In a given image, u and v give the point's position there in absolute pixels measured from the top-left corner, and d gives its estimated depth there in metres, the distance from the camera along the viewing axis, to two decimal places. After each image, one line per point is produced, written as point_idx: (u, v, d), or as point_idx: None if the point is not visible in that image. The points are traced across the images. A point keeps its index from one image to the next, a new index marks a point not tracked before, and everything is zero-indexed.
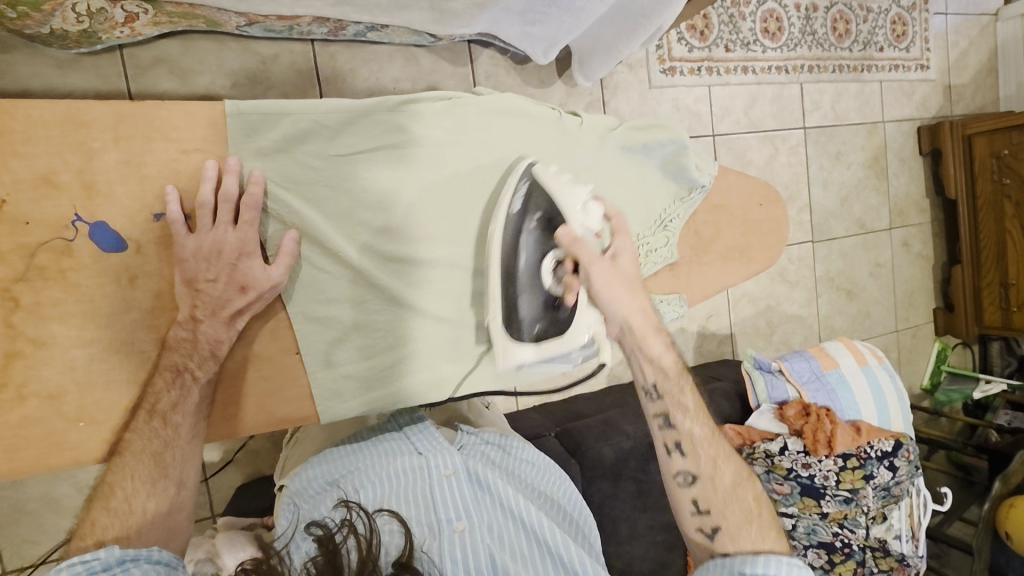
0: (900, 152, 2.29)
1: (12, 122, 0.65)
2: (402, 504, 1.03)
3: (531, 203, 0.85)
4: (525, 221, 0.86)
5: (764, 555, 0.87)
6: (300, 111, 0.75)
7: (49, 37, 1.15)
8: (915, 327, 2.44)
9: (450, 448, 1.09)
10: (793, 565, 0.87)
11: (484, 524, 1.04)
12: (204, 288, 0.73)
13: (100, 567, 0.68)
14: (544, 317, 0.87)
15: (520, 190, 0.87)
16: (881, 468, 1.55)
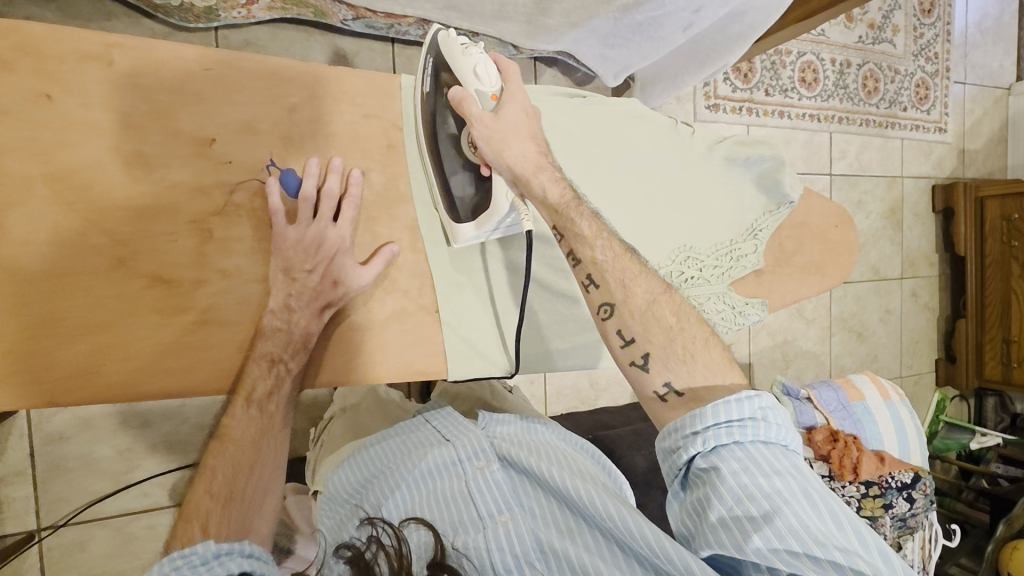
0: (915, 207, 2.42)
1: (231, 66, 0.66)
2: (436, 512, 0.81)
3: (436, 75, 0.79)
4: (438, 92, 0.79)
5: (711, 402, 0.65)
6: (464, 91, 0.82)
7: (172, 10, 1.19)
8: (918, 375, 2.54)
9: (476, 431, 0.90)
10: (754, 400, 0.65)
11: (533, 513, 0.79)
12: (300, 279, 0.69)
13: (197, 562, 0.61)
14: (474, 185, 0.80)
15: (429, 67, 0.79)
16: (901, 499, 1.61)
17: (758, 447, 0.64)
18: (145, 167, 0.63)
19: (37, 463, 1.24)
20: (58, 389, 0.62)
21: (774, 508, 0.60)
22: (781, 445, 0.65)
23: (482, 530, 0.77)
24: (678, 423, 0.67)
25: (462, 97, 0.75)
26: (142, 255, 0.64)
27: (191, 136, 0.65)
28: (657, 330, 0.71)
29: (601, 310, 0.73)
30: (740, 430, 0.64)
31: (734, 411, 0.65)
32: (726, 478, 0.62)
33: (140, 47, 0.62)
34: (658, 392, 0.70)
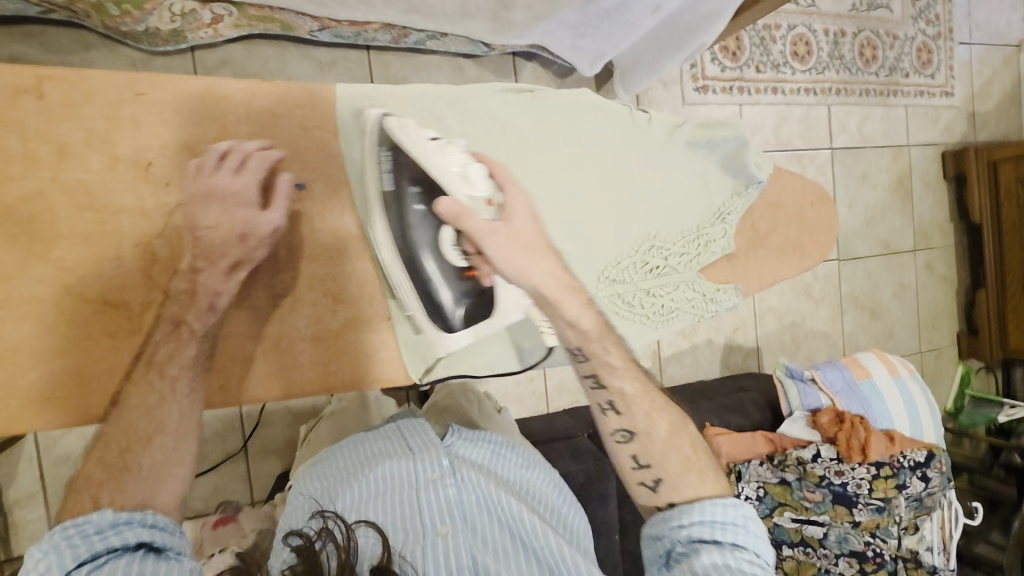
0: (924, 176, 2.34)
1: (164, 89, 0.66)
2: (385, 513, 0.83)
3: (401, 173, 0.73)
4: (399, 188, 0.74)
5: (700, 504, 0.78)
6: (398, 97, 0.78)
7: (141, 36, 1.19)
8: (938, 350, 2.45)
9: (439, 446, 0.91)
10: (730, 507, 0.78)
11: (476, 533, 0.83)
12: (203, 235, 0.65)
13: (92, 532, 0.59)
14: (472, 295, 0.78)
15: (383, 158, 0.74)
16: (914, 478, 1.56)
17: (735, 546, 0.76)
18: (86, 195, 0.64)
19: (46, 485, 1.27)
20: (18, 417, 0.63)
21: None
22: (751, 551, 0.77)
23: (423, 542, 0.81)
24: (668, 515, 0.80)
25: (457, 212, 0.70)
26: (89, 282, 0.65)
27: (129, 161, 0.65)
28: (669, 456, 0.82)
29: (621, 436, 0.82)
30: (722, 530, 0.77)
31: (720, 513, 0.78)
32: (702, 560, 0.74)
33: (72, 77, 0.63)
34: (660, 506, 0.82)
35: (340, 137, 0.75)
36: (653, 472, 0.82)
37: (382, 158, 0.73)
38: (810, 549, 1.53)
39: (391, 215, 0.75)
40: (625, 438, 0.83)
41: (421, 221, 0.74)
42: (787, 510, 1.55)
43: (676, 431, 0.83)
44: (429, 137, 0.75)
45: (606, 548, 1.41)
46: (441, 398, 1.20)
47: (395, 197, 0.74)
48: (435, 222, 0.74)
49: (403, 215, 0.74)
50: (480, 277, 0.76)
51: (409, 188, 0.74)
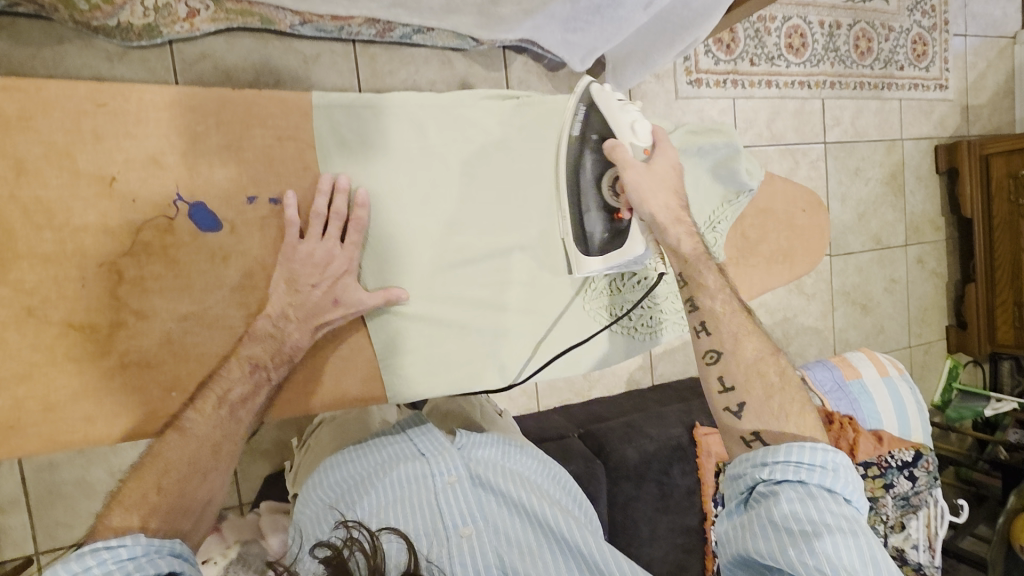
0: (917, 170, 2.32)
1: (126, 101, 0.63)
2: (406, 515, 0.82)
3: (590, 124, 0.88)
4: (585, 139, 0.88)
5: (788, 443, 0.77)
6: (378, 106, 0.76)
7: (114, 30, 1.14)
8: (928, 343, 2.45)
9: (451, 448, 0.90)
10: (823, 451, 0.76)
11: (499, 531, 0.82)
12: (303, 292, 0.69)
13: (125, 556, 0.56)
14: (606, 225, 0.89)
15: (579, 113, 0.88)
16: (902, 478, 1.57)
17: (819, 490, 0.75)
18: (45, 213, 0.61)
19: (29, 491, 1.24)
20: None
21: (816, 533, 0.70)
22: (839, 495, 0.75)
23: (446, 544, 0.79)
24: (754, 453, 0.79)
25: (617, 146, 0.84)
26: (51, 304, 0.61)
27: (91, 176, 0.62)
28: (755, 381, 0.83)
29: (710, 356, 0.85)
30: (807, 471, 0.75)
31: (805, 455, 0.76)
32: (782, 502, 0.73)
33: (27, 87, 0.59)
34: (747, 438, 0.82)
35: (317, 149, 0.72)
36: (738, 395, 0.83)
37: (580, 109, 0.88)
38: None
39: (575, 161, 0.88)
40: (714, 359, 0.86)
41: (592, 165, 0.88)
42: None
43: (764, 355, 0.84)
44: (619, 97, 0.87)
45: None
46: (441, 401, 1.18)
47: (579, 143, 0.88)
48: (604, 167, 0.88)
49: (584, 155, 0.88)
50: (623, 215, 0.88)
51: (591, 140, 0.88)
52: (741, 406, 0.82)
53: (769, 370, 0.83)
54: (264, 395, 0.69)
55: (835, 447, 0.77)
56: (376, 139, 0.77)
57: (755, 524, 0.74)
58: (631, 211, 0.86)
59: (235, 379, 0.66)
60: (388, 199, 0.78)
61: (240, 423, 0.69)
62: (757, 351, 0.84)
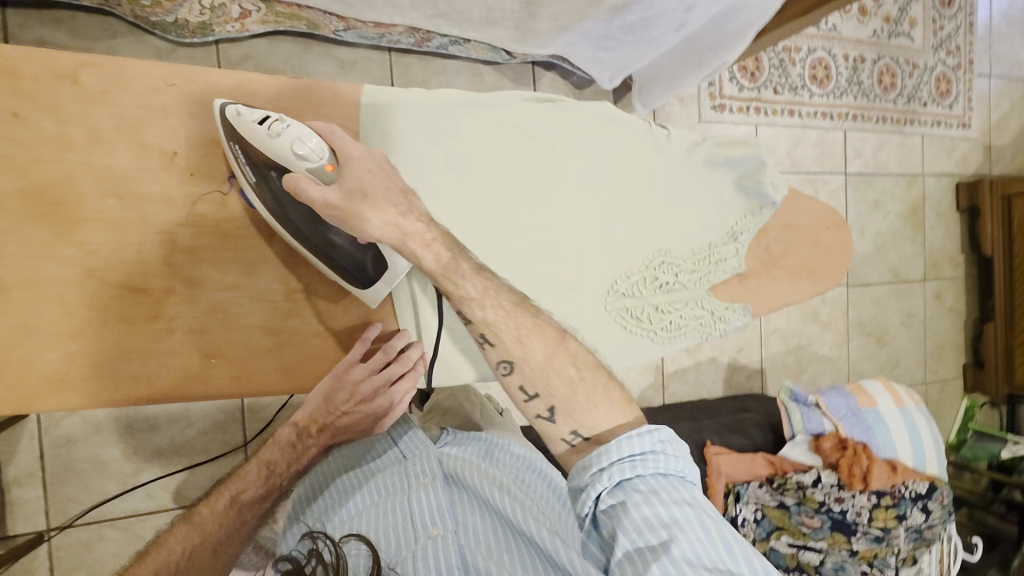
0: (938, 206, 2.28)
1: (194, 84, 0.66)
2: (373, 525, 0.79)
3: (255, 154, 0.65)
4: (268, 174, 0.65)
5: (618, 439, 0.63)
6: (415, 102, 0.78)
7: (168, 26, 1.13)
8: (944, 381, 2.36)
9: (428, 447, 0.87)
10: (648, 434, 0.63)
11: (468, 528, 0.77)
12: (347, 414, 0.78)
13: None
14: (362, 248, 0.70)
15: (233, 150, 0.65)
16: (915, 510, 1.47)
17: (662, 480, 0.63)
18: (112, 181, 0.64)
19: (46, 465, 1.18)
20: (29, 396, 0.62)
21: (673, 537, 0.58)
22: (682, 479, 0.65)
23: (412, 545, 0.75)
24: (586, 459, 0.65)
25: (295, 182, 0.62)
26: (110, 266, 0.64)
27: (156, 150, 0.65)
28: (558, 381, 0.67)
29: (501, 368, 0.69)
30: (643, 463, 0.63)
31: (637, 444, 0.64)
32: (631, 510, 0.60)
33: (107, 64, 0.63)
34: (565, 440, 0.67)
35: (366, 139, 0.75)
36: (544, 401, 0.67)
37: (234, 150, 0.65)
38: None
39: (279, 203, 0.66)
40: (508, 370, 0.69)
41: (293, 203, 0.66)
42: (784, 535, 1.45)
43: (554, 350, 0.68)
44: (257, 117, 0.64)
45: None
46: (444, 396, 1.13)
47: (265, 183, 0.66)
48: (300, 203, 0.66)
49: (285, 203, 0.66)
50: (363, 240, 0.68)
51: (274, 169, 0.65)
52: (550, 415, 0.66)
53: (567, 363, 0.68)
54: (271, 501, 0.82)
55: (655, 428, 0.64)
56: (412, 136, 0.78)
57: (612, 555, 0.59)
58: (366, 239, 0.67)
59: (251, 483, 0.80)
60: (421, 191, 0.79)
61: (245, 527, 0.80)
62: (548, 346, 0.68)
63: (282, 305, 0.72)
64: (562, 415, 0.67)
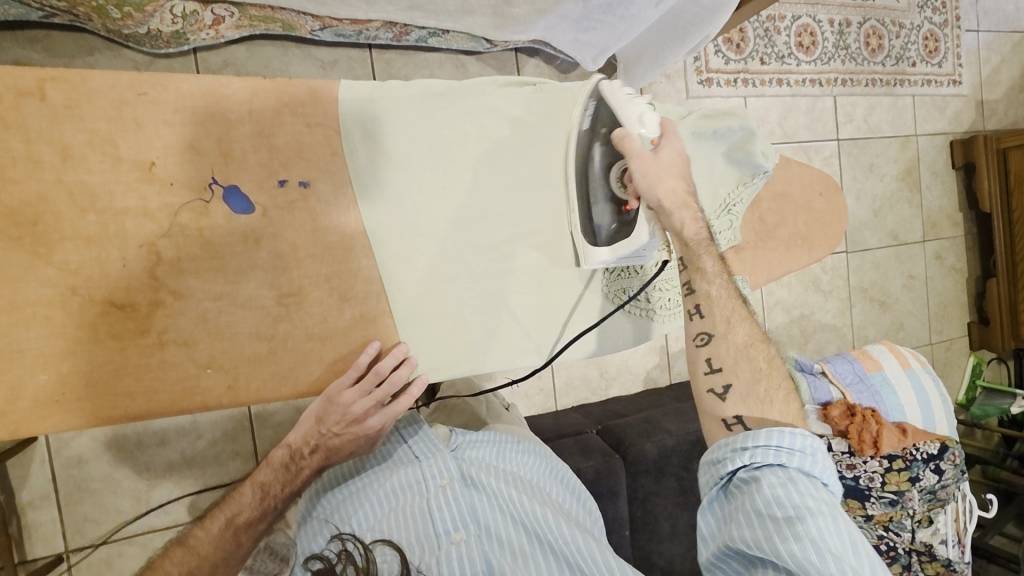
0: (934, 165, 2.25)
1: (165, 92, 0.65)
2: (397, 528, 0.78)
3: (597, 114, 0.80)
4: (595, 130, 0.81)
5: (767, 427, 0.72)
6: (393, 93, 0.77)
7: (143, 38, 1.09)
8: (949, 341, 2.34)
9: (444, 450, 0.84)
10: (800, 436, 0.72)
11: (491, 534, 0.78)
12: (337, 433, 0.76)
13: None
14: (615, 218, 0.82)
15: (589, 107, 0.82)
16: (927, 471, 1.42)
17: (800, 475, 0.71)
18: (89, 196, 0.63)
19: (59, 487, 1.15)
20: (23, 421, 0.62)
21: (800, 516, 0.66)
22: (816, 480, 0.71)
23: (436, 552, 0.76)
24: (733, 438, 0.74)
25: (625, 137, 0.75)
26: (94, 283, 0.63)
27: (132, 162, 0.64)
28: (744, 367, 0.78)
29: (699, 338, 0.80)
30: (788, 457, 0.71)
31: (792, 439, 0.72)
32: (765, 488, 0.68)
33: (73, 78, 0.62)
34: (726, 419, 0.77)
35: (343, 137, 0.73)
36: (723, 376, 0.78)
37: (590, 105, 0.81)
38: None
39: (586, 153, 0.81)
40: (705, 341, 0.80)
41: (599, 159, 0.81)
42: None
43: (754, 341, 0.79)
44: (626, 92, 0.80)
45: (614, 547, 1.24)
46: (448, 394, 1.14)
47: (589, 136, 0.81)
48: (612, 157, 0.80)
49: (595, 147, 0.80)
50: (629, 206, 0.80)
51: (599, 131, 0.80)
52: (726, 388, 0.77)
53: (760, 357, 0.79)
54: (265, 523, 0.79)
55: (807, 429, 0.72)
56: (392, 127, 0.76)
57: (738, 512, 0.69)
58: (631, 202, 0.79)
59: (247, 503, 0.78)
60: (406, 185, 0.77)
61: (240, 546, 0.78)
62: (749, 334, 0.79)
63: (272, 311, 0.71)
64: (734, 396, 0.77)
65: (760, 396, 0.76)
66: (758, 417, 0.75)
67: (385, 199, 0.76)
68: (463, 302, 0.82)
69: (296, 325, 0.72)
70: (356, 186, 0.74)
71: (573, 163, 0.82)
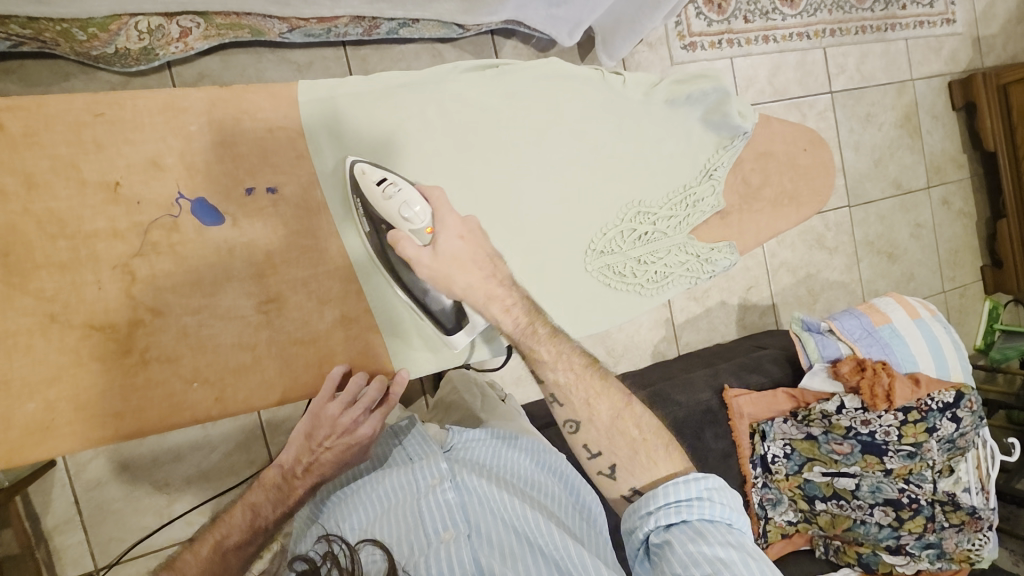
0: (932, 109, 2.18)
1: (121, 111, 0.65)
2: (387, 528, 0.76)
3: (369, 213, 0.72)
4: (378, 231, 0.72)
5: (659, 488, 0.72)
6: (351, 88, 0.75)
7: (112, 58, 1.06)
8: (963, 287, 2.29)
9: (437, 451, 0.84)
10: (692, 482, 0.72)
11: (482, 534, 0.75)
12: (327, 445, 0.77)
13: None
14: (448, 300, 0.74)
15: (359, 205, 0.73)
16: (944, 420, 1.39)
17: (705, 524, 0.69)
18: (58, 222, 0.63)
19: (82, 509, 1.16)
20: (16, 450, 0.63)
21: (718, 570, 0.63)
22: (727, 526, 0.70)
23: (423, 553, 0.73)
24: (635, 505, 0.73)
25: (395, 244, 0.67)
26: (72, 309, 0.63)
27: (97, 183, 0.64)
28: (620, 441, 0.76)
29: (567, 428, 0.76)
30: (688, 508, 0.70)
31: (682, 491, 0.71)
32: (677, 548, 0.66)
33: (29, 105, 0.62)
34: (624, 495, 0.77)
35: (308, 139, 0.73)
36: (605, 459, 0.76)
37: (356, 204, 0.73)
38: (844, 502, 1.41)
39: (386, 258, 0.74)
40: (574, 428, 0.77)
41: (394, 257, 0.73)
42: (817, 465, 1.42)
43: (619, 412, 0.76)
44: (376, 182, 0.70)
45: None
46: (449, 392, 1.14)
47: (375, 235, 0.73)
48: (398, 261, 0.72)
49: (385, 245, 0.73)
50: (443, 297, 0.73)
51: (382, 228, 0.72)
52: (610, 471, 0.75)
53: (629, 426, 0.76)
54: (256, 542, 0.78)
55: (698, 473, 0.72)
56: (355, 122, 0.75)
57: None
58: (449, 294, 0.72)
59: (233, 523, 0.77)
60: None
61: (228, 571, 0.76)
62: (613, 405, 0.76)
63: (254, 319, 0.71)
64: (621, 472, 0.76)
65: (642, 463, 0.75)
66: (648, 484, 0.75)
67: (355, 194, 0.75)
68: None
69: (277, 330, 0.73)
70: (324, 185, 0.74)
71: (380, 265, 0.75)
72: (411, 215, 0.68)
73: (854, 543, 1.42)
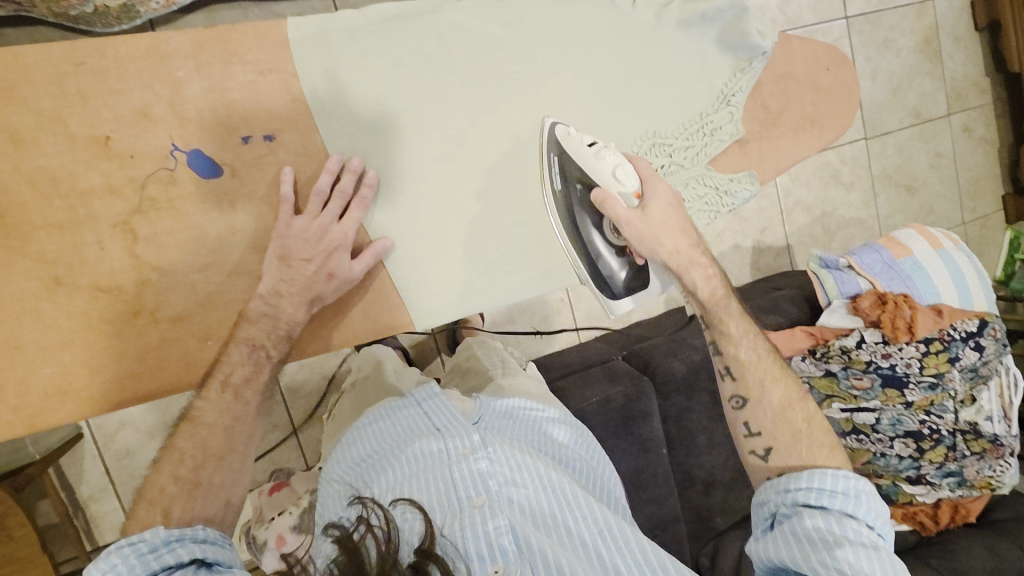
0: (954, 30, 2.04)
1: (101, 58, 0.61)
2: (422, 491, 0.71)
3: (565, 172, 0.78)
4: (570, 190, 0.79)
5: (809, 468, 0.70)
6: (339, 24, 0.70)
7: (92, 17, 0.91)
8: (984, 217, 2.22)
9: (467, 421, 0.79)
10: (844, 478, 0.70)
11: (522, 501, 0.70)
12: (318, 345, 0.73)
13: (146, 551, 0.54)
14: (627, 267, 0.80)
15: (554, 162, 0.79)
16: (967, 349, 1.36)
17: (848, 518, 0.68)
18: (51, 181, 0.61)
19: (115, 478, 1.10)
20: (40, 414, 0.64)
21: (839, 542, 0.64)
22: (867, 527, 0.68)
23: (454, 518, 0.67)
24: (775, 480, 0.73)
25: (604, 202, 0.72)
26: (76, 270, 0.63)
27: (86, 138, 0.62)
28: (784, 429, 0.75)
29: (734, 402, 0.78)
30: (832, 497, 0.68)
31: (832, 483, 0.70)
32: (806, 519, 0.67)
33: (5, 57, 0.59)
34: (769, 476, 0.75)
35: (302, 80, 0.69)
36: (762, 440, 0.76)
37: (553, 158, 0.78)
38: (864, 436, 1.39)
39: (568, 211, 0.79)
40: (740, 404, 0.79)
41: (585, 212, 0.78)
42: (836, 402, 1.39)
43: (792, 400, 0.77)
44: (586, 143, 0.75)
45: (655, 465, 1.23)
46: (465, 358, 1.14)
47: (566, 195, 0.79)
48: (595, 213, 0.78)
49: (576, 208, 0.78)
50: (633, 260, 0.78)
51: (576, 185, 0.78)
52: (767, 452, 0.75)
53: (799, 416, 0.76)
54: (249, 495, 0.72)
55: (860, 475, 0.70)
56: (347, 61, 0.71)
57: (776, 535, 0.68)
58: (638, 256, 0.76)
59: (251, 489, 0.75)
60: (373, 118, 0.72)
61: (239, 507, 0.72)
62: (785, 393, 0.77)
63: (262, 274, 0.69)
64: (775, 456, 0.75)
65: (801, 451, 0.74)
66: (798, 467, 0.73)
67: (355, 138, 0.72)
68: (457, 244, 0.80)
69: None
70: (320, 128, 0.70)
71: (551, 198, 0.80)
72: (625, 178, 0.72)
73: (875, 477, 1.41)
